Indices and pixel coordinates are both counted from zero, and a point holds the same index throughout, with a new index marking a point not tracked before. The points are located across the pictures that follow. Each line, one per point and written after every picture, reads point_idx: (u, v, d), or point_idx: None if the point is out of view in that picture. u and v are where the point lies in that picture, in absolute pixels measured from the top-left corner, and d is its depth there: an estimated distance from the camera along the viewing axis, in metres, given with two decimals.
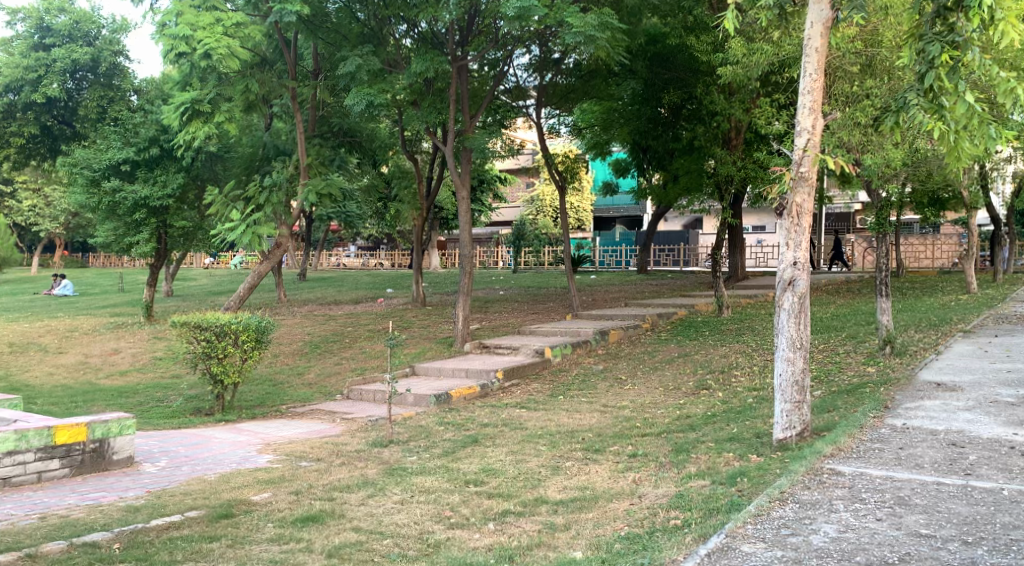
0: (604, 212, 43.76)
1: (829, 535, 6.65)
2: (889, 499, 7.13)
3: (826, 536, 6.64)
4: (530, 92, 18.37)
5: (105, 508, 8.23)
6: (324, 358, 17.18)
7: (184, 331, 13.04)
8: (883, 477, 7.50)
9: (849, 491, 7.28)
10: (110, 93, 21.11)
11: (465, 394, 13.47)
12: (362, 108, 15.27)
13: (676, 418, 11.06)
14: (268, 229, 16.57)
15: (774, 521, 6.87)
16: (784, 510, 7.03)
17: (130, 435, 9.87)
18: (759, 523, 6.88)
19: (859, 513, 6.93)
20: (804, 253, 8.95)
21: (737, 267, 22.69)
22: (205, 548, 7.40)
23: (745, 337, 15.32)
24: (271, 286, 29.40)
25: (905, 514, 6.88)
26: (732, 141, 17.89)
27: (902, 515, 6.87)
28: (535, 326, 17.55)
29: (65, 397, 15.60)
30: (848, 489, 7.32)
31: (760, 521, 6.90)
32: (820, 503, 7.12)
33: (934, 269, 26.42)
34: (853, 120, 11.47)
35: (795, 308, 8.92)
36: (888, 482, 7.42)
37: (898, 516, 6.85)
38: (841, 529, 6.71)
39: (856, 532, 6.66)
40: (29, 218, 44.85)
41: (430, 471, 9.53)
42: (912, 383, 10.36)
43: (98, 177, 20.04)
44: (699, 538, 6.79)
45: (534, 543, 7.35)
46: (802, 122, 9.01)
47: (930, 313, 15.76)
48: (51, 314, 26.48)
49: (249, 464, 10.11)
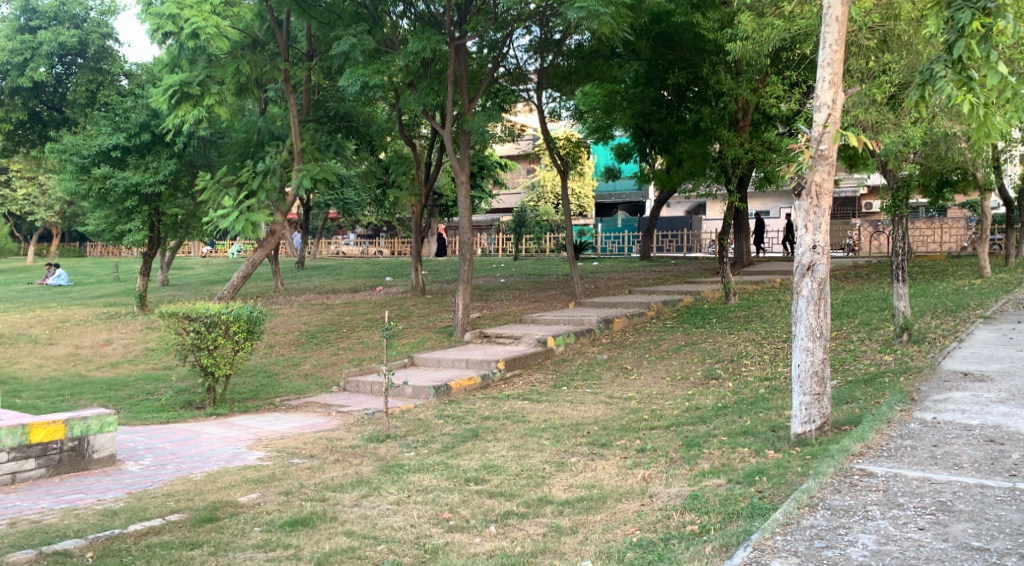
0: (606, 198, 43.21)
1: (868, 548, 6.15)
2: (931, 505, 6.62)
3: (865, 549, 6.13)
4: (530, 75, 17.73)
5: (81, 512, 7.74)
6: (321, 349, 16.68)
7: (173, 322, 12.51)
8: (921, 480, 6.99)
9: (884, 496, 6.77)
10: (100, 77, 20.50)
11: (465, 386, 12.97)
12: (356, 90, 14.68)
13: (685, 409, 10.56)
14: (263, 217, 16.00)
15: (805, 532, 6.35)
16: (815, 518, 6.51)
17: (112, 432, 9.36)
18: (789, 534, 6.35)
19: (898, 521, 6.43)
20: (824, 236, 8.42)
21: (743, 253, 22.17)
22: (186, 556, 6.92)
23: (754, 324, 14.80)
24: (267, 275, 28.90)
25: (951, 523, 6.38)
26: (739, 122, 16.85)
27: (947, 523, 6.37)
28: (537, 314, 17.02)
29: (53, 389, 15.12)
30: (883, 493, 6.80)
31: (790, 532, 6.37)
32: (854, 509, 6.61)
33: (943, 254, 25.80)
34: (869, 97, 10.91)
35: (814, 294, 8.41)
36: (927, 485, 6.91)
37: (942, 525, 6.35)
38: (880, 541, 6.21)
39: (899, 544, 6.16)
40: (24, 207, 44.45)
41: (429, 468, 9.02)
42: (937, 372, 9.85)
43: (87, 164, 19.50)
44: (723, 551, 6.28)
45: (539, 549, 6.86)
46: (822, 96, 8.46)
47: (945, 298, 15.25)
48: (44, 304, 26.03)
49: (238, 462, 9.62)
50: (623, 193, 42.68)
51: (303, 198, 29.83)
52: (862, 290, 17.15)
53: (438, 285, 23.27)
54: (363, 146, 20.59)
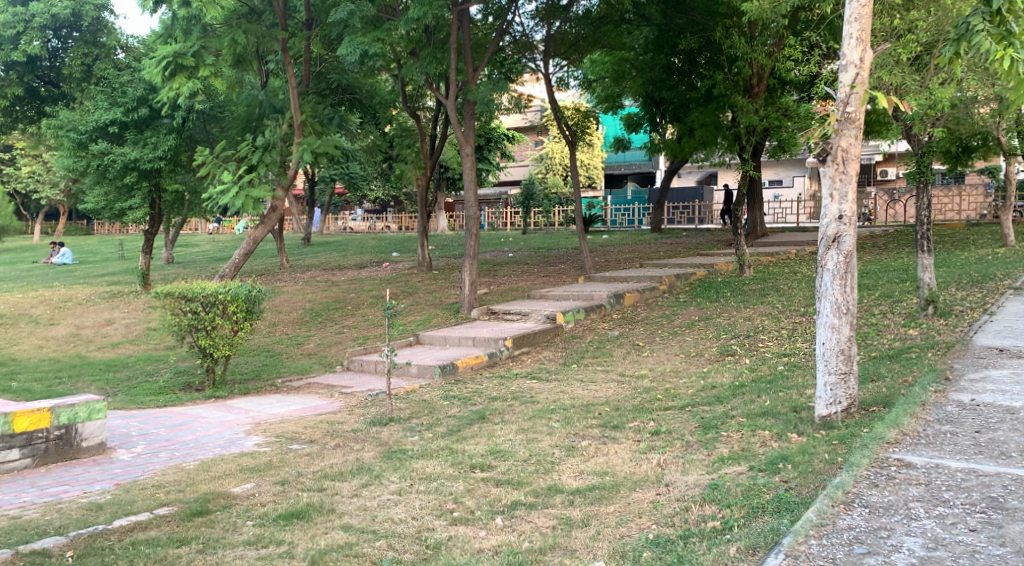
0: (616, 168, 42.59)
1: (915, 555, 5.70)
2: (981, 502, 6.16)
3: (913, 556, 5.68)
4: (538, 44, 17.19)
5: (64, 506, 7.32)
6: (325, 327, 16.25)
7: (169, 302, 12.06)
8: (966, 471, 6.52)
9: (926, 491, 6.31)
10: (95, 51, 19.96)
11: (471, 364, 12.51)
12: (356, 59, 14.23)
13: (701, 388, 10.09)
14: (263, 192, 15.39)
15: (843, 535, 5.89)
16: (852, 518, 6.05)
17: (101, 419, 8.93)
18: (825, 538, 5.89)
19: (946, 522, 5.97)
20: (851, 206, 7.90)
21: (757, 224, 21.64)
22: (172, 555, 6.50)
23: (770, 298, 14.26)
24: (273, 252, 28.44)
25: (1005, 523, 5.92)
26: (754, 88, 16.35)
27: (1001, 524, 5.91)
28: (545, 290, 16.52)
29: (50, 371, 14.70)
30: (925, 487, 6.35)
31: (825, 535, 5.91)
32: (894, 506, 6.16)
33: (962, 221, 25.15)
34: (894, 58, 10.38)
35: (840, 268, 7.90)
36: (974, 477, 6.44)
37: (996, 526, 5.89)
38: (927, 546, 5.75)
39: (950, 550, 5.71)
40: (29, 185, 44.26)
41: (433, 454, 8.56)
42: (970, 348, 9.34)
43: (85, 140, 19.03)
44: (754, 559, 5.80)
45: (548, 545, 6.42)
46: (849, 55, 7.92)
47: (969, 268, 14.70)
48: (46, 283, 25.68)
49: (234, 448, 9.19)
50: (633, 163, 42.09)
51: (307, 173, 29.29)
52: (881, 261, 16.62)
53: (445, 260, 22.75)
54: (367, 118, 20.11)
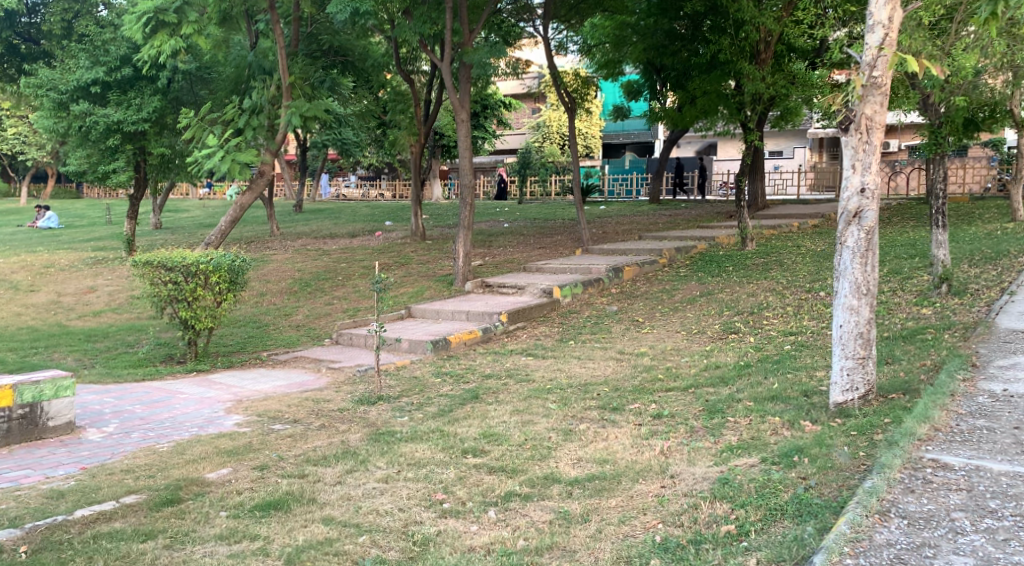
0: (614, 137, 41.96)
1: None
2: None
3: None
4: (536, 8, 16.72)
5: (21, 494, 6.80)
6: (314, 298, 15.71)
7: (147, 271, 11.46)
8: (1010, 476, 6.04)
9: (969, 498, 5.83)
10: (76, 6, 19.12)
11: (465, 339, 11.98)
12: (346, 17, 13.54)
13: (704, 368, 9.59)
14: (249, 156, 14.68)
15: (883, 552, 5.41)
16: (890, 532, 5.57)
17: (70, 397, 8.41)
18: (862, 556, 5.40)
19: (996, 538, 5.49)
20: (874, 178, 7.36)
21: (759, 195, 21.10)
22: (136, 552, 5.99)
23: (774, 272, 13.75)
24: (263, 219, 27.79)
25: None
26: (761, 55, 15.43)
27: None
28: (541, 262, 15.97)
29: (26, 340, 14.14)
30: (968, 494, 5.87)
31: (863, 552, 5.42)
32: (935, 517, 5.68)
33: (967, 194, 24.57)
34: (918, 19, 9.73)
35: (860, 245, 7.37)
36: (1019, 483, 5.96)
37: None
38: None
39: None
40: (16, 146, 43.58)
41: (423, 437, 8.04)
42: (993, 331, 8.84)
43: (65, 100, 18.37)
44: None
45: (545, 545, 5.93)
46: (877, 14, 7.34)
47: (981, 244, 14.17)
48: (30, 248, 25.08)
49: (212, 428, 8.68)
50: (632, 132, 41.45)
51: (298, 137, 28.62)
52: (887, 235, 16.10)
53: (439, 230, 22.20)
54: (360, 82, 19.42)
